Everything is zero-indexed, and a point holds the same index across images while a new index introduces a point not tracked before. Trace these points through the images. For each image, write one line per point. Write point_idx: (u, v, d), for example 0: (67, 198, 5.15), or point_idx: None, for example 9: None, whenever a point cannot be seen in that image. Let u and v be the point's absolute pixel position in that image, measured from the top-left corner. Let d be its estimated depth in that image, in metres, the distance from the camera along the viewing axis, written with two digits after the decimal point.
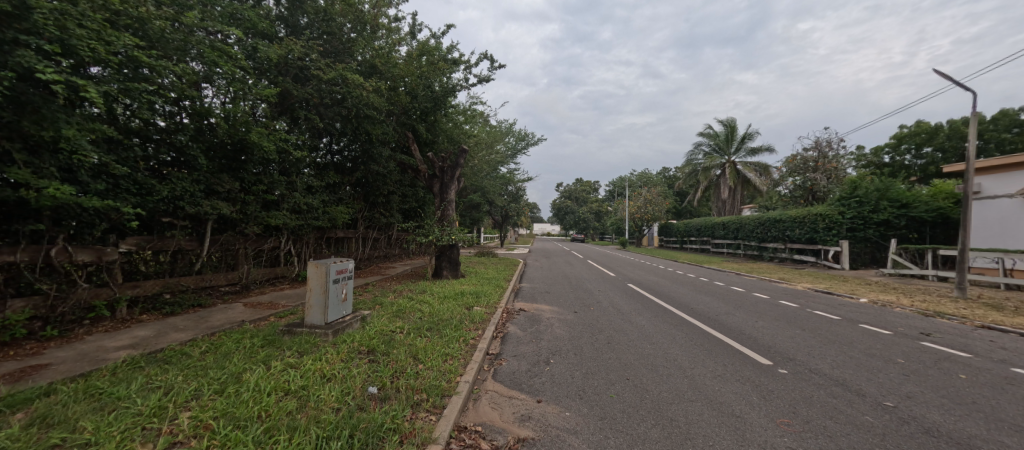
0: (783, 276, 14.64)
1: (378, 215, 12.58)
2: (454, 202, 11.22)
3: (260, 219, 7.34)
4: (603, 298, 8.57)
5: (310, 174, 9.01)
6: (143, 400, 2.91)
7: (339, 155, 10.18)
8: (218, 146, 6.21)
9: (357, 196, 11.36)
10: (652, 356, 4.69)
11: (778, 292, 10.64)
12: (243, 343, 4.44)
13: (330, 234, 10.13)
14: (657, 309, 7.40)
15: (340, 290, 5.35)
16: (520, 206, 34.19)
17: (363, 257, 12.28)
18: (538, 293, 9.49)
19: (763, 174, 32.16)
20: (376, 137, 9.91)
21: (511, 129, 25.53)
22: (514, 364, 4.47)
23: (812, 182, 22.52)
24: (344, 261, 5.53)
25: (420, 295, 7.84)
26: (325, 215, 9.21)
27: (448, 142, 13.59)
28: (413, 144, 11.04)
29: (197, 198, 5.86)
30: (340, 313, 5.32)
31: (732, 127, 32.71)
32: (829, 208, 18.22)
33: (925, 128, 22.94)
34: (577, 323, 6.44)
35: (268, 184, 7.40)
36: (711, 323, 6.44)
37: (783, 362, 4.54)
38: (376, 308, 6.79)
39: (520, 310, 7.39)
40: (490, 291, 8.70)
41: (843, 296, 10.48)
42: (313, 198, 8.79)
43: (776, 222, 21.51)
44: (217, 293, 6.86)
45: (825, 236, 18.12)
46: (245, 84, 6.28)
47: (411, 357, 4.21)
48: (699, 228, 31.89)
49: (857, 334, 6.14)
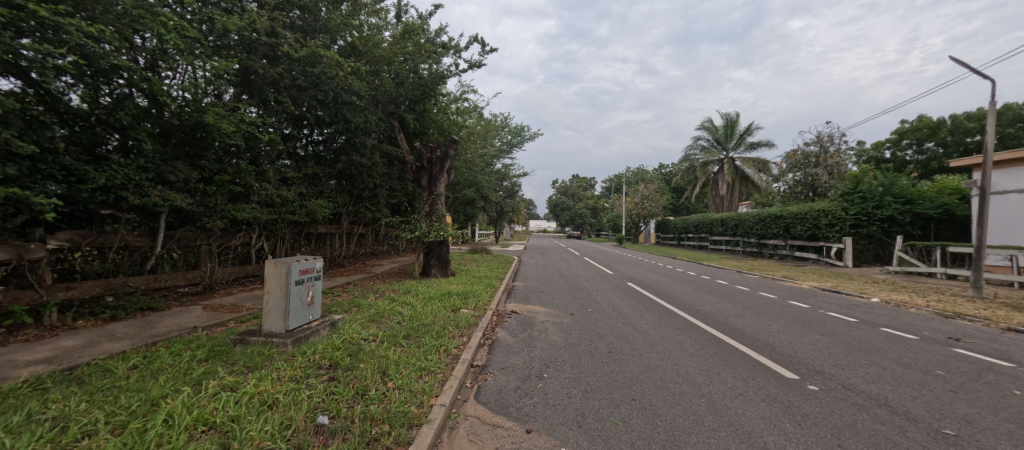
0: (785, 274, 14.14)
1: (363, 210, 11.88)
2: (443, 195, 10.56)
3: (225, 212, 6.65)
4: (601, 298, 7.97)
5: (285, 165, 8.32)
6: (12, 440, 2.25)
7: (319, 146, 9.54)
8: (168, 127, 5.52)
9: (339, 189, 10.66)
10: (660, 369, 4.08)
11: (786, 292, 10.07)
12: (181, 357, 3.77)
13: (309, 230, 9.44)
14: (660, 311, 6.81)
15: (306, 292, 4.69)
16: (516, 201, 33.45)
17: (347, 254, 11.57)
18: (531, 293, 8.85)
19: (761, 169, 31.70)
20: (358, 125, 9.23)
21: (506, 123, 24.81)
22: (501, 380, 3.83)
23: (814, 177, 22.02)
24: (312, 259, 4.87)
25: (403, 296, 7.18)
26: (302, 209, 8.52)
27: (438, 134, 12.89)
28: (399, 134, 10.38)
29: (144, 188, 5.17)
30: (304, 319, 4.66)
31: (731, 122, 32.23)
32: (832, 204, 17.73)
33: (927, 123, 22.55)
34: (574, 327, 5.82)
35: (233, 173, 6.70)
36: (721, 328, 5.84)
37: (812, 377, 3.94)
38: (352, 312, 6.13)
39: (512, 313, 6.75)
40: (480, 292, 8.05)
41: (854, 295, 9.93)
42: (287, 190, 8.09)
43: (776, 218, 21.01)
44: (175, 294, 6.18)
45: (827, 233, 17.65)
46: (197, 59, 5.60)
47: (380, 373, 3.58)
48: (697, 225, 31.39)
49: (883, 340, 5.56)
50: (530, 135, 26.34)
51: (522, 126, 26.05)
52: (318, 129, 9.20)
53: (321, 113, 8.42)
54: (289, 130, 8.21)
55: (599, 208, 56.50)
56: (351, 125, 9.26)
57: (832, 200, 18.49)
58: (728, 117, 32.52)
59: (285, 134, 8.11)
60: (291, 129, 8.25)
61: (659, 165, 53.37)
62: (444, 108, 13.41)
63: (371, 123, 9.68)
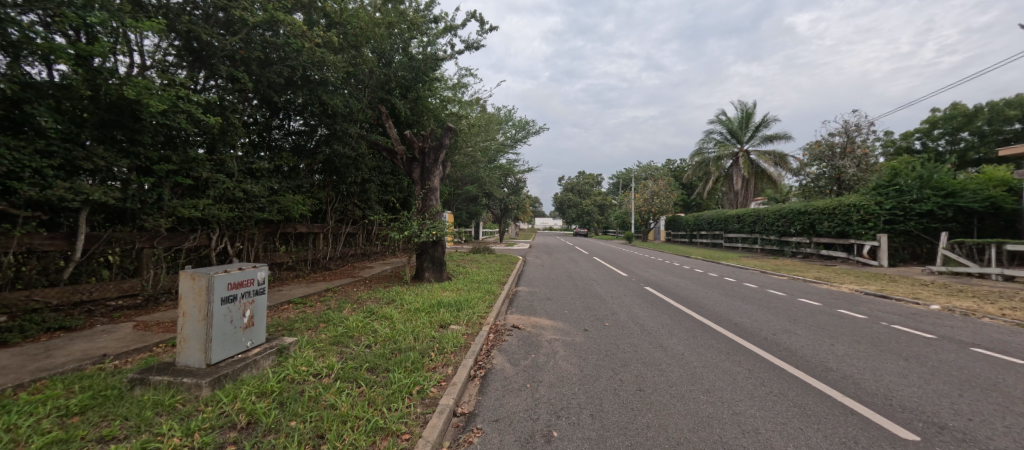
0: (817, 275, 12.82)
1: (350, 206, 10.80)
2: (437, 190, 9.43)
3: (170, 209, 5.61)
4: (618, 308, 6.79)
5: (250, 153, 7.23)
6: None
7: (296, 133, 8.47)
8: (86, 104, 4.49)
9: (321, 184, 9.61)
10: (718, 424, 2.89)
11: (826, 297, 8.82)
12: (38, 412, 2.66)
13: (284, 230, 8.37)
14: (692, 326, 5.64)
15: (242, 312, 3.59)
16: (522, 198, 32.14)
17: (333, 256, 10.50)
18: (536, 301, 7.72)
19: (778, 163, 30.18)
20: (336, 108, 8.17)
21: (511, 116, 23.58)
22: (493, 444, 2.67)
23: (840, 169, 20.53)
24: (253, 270, 3.75)
25: (386, 307, 6.10)
26: (273, 206, 7.44)
27: (433, 123, 11.76)
28: (387, 120, 9.30)
29: (46, 178, 4.12)
30: (239, 346, 3.57)
31: (746, 113, 30.79)
32: (863, 198, 16.31)
33: (962, 111, 20.94)
34: (589, 350, 4.66)
35: (180, 163, 5.63)
36: (776, 350, 4.62)
37: (940, 440, 2.72)
38: (316, 329, 5.02)
39: (512, 328, 5.63)
40: (476, 300, 6.93)
41: (908, 301, 8.61)
42: (253, 184, 7.03)
43: (799, 214, 19.61)
44: (105, 310, 5.13)
45: (859, 229, 16.24)
46: (117, 17, 4.54)
47: (313, 440, 2.44)
48: (710, 221, 29.99)
49: (988, 367, 4.33)
50: (536, 129, 25.13)
51: (528, 119, 24.82)
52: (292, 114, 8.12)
53: (290, 93, 7.34)
54: (251, 113, 7.14)
55: (607, 204, 55.10)
56: (329, 108, 8.20)
57: (862, 194, 17.10)
58: (744, 109, 31.04)
59: (246, 119, 7.04)
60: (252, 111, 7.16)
61: (669, 160, 51.80)
62: (440, 96, 12.29)
63: (352, 106, 8.62)
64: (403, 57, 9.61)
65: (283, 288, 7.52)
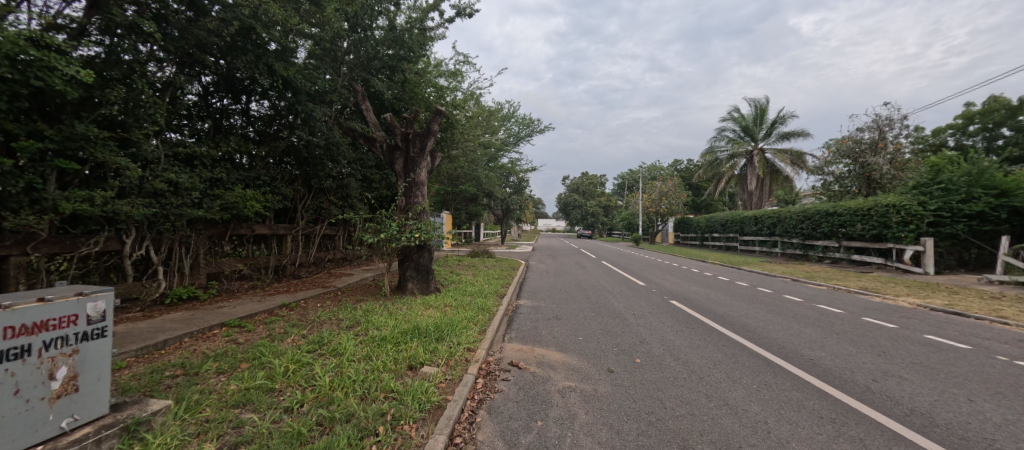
0: (862, 285, 11.21)
1: (326, 204, 9.35)
2: (424, 184, 7.93)
3: (49, 202, 4.17)
4: (648, 334, 5.28)
5: (171, 133, 5.76)
6: None
7: (234, 113, 7.07)
8: None
9: (287, 178, 8.17)
10: None
11: (891, 316, 7.24)
12: None
13: (236, 232, 6.90)
14: (755, 367, 4.12)
15: (43, 375, 2.09)
16: (524, 197, 30.44)
17: (304, 262, 9.01)
18: (542, 321, 6.21)
19: (796, 162, 28.48)
20: (292, 80, 6.76)
21: (512, 109, 21.96)
22: None
23: (871, 167, 18.78)
24: (73, 302, 2.24)
25: (345, 334, 4.64)
26: (216, 202, 5.97)
27: (422, 112, 10.32)
28: (364, 101, 7.94)
29: None
30: (39, 433, 2.08)
31: (761, 109, 29.26)
32: (902, 198, 14.61)
33: (1004, 104, 19.04)
34: (622, 412, 3.14)
35: (63, 141, 4.19)
36: (907, 419, 3.07)
37: None
38: (231, 373, 3.53)
39: (509, 367, 4.14)
40: (466, 322, 5.46)
41: (999, 321, 7.00)
42: (185, 173, 5.58)
43: (827, 216, 17.95)
44: None
45: (898, 232, 14.47)
46: None
47: None
48: (724, 222, 28.30)
49: None
50: (539, 124, 23.52)
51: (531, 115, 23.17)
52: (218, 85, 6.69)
53: (224, 57, 6.04)
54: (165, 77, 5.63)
55: (612, 206, 53.49)
56: (285, 79, 6.84)
57: (900, 194, 15.36)
58: (758, 105, 29.36)
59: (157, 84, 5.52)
60: (168, 75, 5.64)
61: (676, 161, 50.06)
62: (433, 82, 10.85)
63: (316, 82, 7.28)
64: (385, 29, 8.45)
65: (226, 305, 6.01)
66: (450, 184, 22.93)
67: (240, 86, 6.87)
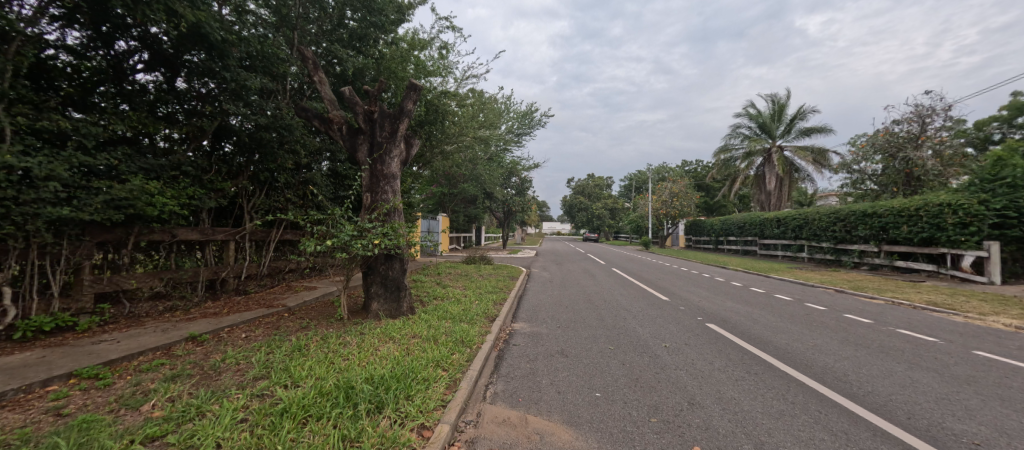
0: (928, 299, 9.36)
1: (281, 203, 7.74)
2: (392, 175, 6.28)
3: None
4: (699, 390, 3.55)
5: (30, 101, 4.17)
6: None
7: (157, 89, 5.57)
8: None
9: (226, 170, 6.58)
10: None
11: (1006, 347, 5.41)
12: None
13: (144, 238, 5.30)
14: None
15: None
16: (527, 198, 28.68)
17: (253, 274, 7.40)
18: (542, 360, 4.51)
19: (819, 160, 26.52)
20: (204, 29, 5.12)
21: (512, 104, 20.31)
22: None
23: (913, 163, 16.88)
24: None
25: (230, 399, 2.98)
26: (95, 197, 4.33)
27: (401, 94, 8.71)
28: (316, 71, 6.33)
29: None
30: None
31: (779, 103, 27.38)
32: (958, 196, 12.72)
33: None
34: None
35: None
36: None
37: None
38: None
39: None
40: (429, 366, 3.78)
41: None
42: (36, 152, 3.97)
43: (864, 217, 16.04)
44: None
45: (955, 236, 12.56)
46: None
47: None
48: (741, 225, 26.38)
49: None
50: (541, 120, 21.84)
51: (533, 109, 21.51)
52: (126, 48, 5.16)
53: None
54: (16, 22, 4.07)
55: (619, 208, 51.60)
56: (204, 35, 5.28)
57: (953, 192, 13.47)
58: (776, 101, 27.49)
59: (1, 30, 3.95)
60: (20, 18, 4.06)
61: (685, 161, 48.01)
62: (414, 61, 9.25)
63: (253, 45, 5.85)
64: None
65: (109, 339, 4.38)
66: (446, 184, 21.29)
67: (161, 54, 5.40)
